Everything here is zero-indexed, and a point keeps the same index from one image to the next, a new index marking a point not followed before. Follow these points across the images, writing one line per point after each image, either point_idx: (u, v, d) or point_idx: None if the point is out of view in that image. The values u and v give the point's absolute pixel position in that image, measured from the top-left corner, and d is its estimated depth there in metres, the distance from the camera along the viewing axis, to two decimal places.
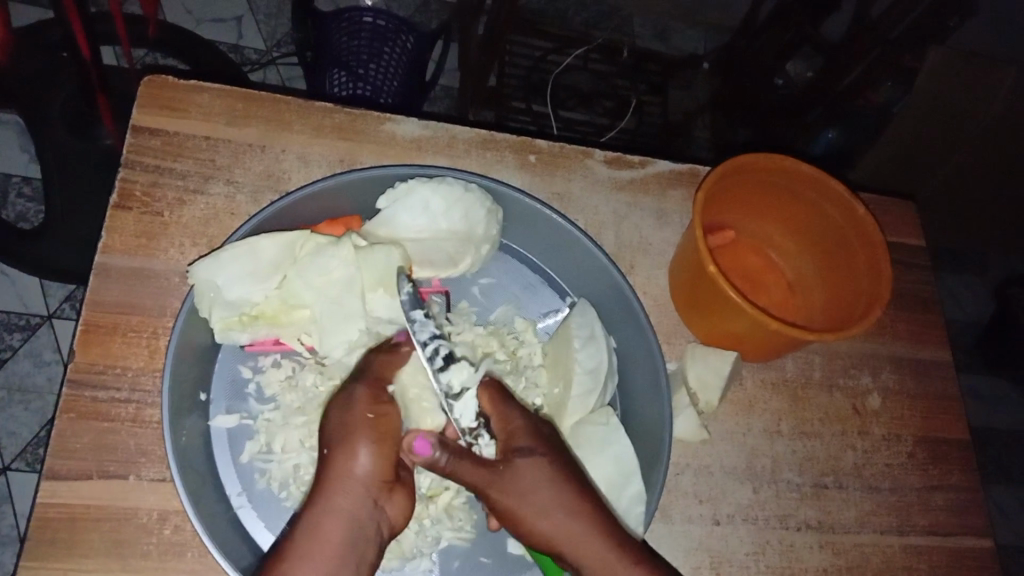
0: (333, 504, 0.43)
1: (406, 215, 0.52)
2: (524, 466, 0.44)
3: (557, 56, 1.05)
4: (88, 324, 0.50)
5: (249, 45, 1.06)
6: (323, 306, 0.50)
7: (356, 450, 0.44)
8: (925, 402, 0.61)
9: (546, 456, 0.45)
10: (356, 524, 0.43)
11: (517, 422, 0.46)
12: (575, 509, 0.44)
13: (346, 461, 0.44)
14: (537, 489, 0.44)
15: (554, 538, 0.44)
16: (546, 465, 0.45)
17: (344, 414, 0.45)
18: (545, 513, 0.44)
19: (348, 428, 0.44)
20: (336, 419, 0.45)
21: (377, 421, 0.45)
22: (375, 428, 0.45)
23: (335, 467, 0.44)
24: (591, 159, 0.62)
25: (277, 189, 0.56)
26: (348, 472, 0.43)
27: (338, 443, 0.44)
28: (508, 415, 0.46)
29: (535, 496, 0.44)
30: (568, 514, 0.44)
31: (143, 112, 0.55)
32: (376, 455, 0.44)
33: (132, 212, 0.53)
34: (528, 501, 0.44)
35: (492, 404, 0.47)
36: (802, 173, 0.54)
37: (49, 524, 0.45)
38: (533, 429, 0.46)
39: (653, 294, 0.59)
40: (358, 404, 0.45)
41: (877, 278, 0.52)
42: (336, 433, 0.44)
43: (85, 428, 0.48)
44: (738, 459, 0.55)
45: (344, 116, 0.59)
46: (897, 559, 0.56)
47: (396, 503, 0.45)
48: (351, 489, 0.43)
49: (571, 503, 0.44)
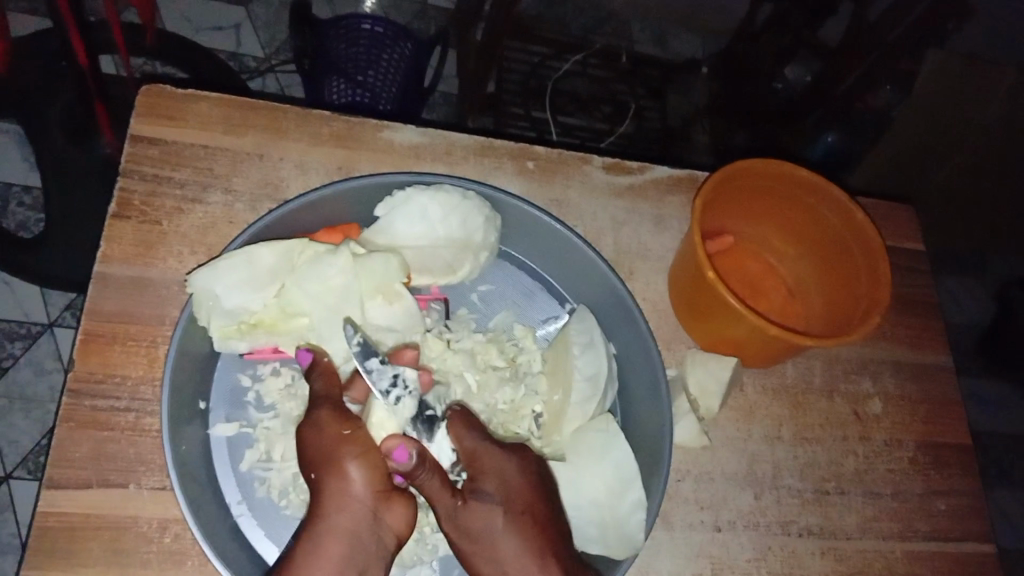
0: (328, 523, 0.42)
1: (405, 223, 0.52)
2: (480, 509, 0.44)
3: (556, 61, 1.06)
4: (88, 333, 0.50)
5: (247, 52, 1.06)
6: (320, 315, 0.50)
7: (345, 468, 0.43)
8: (926, 407, 0.61)
9: (503, 505, 0.44)
10: (355, 541, 0.42)
11: (483, 460, 0.45)
12: (523, 562, 0.43)
13: (336, 480, 0.42)
14: (494, 534, 0.43)
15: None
16: (499, 512, 0.44)
17: (323, 435, 0.43)
18: (493, 561, 0.43)
19: (331, 446, 0.43)
20: (315, 439, 0.44)
21: (354, 436, 0.44)
22: (358, 443, 0.43)
23: (325, 488, 0.43)
24: (589, 166, 0.62)
25: (276, 197, 0.56)
26: (337, 492, 0.42)
27: (325, 465, 0.43)
28: (474, 453, 0.45)
29: (488, 542, 0.43)
30: (514, 568, 0.43)
31: (141, 121, 0.55)
32: (365, 469, 0.43)
33: (130, 220, 0.53)
34: (478, 545, 0.43)
35: (461, 436, 0.46)
36: (799, 179, 0.54)
37: (49, 534, 0.45)
38: (498, 471, 0.45)
39: (652, 300, 0.59)
40: (333, 422, 0.44)
41: (876, 283, 0.52)
42: (320, 453, 0.43)
43: (85, 437, 0.47)
44: (738, 465, 0.55)
45: (342, 124, 0.59)
46: (899, 564, 0.56)
47: (396, 513, 0.43)
48: (346, 507, 0.42)
49: (520, 556, 0.43)
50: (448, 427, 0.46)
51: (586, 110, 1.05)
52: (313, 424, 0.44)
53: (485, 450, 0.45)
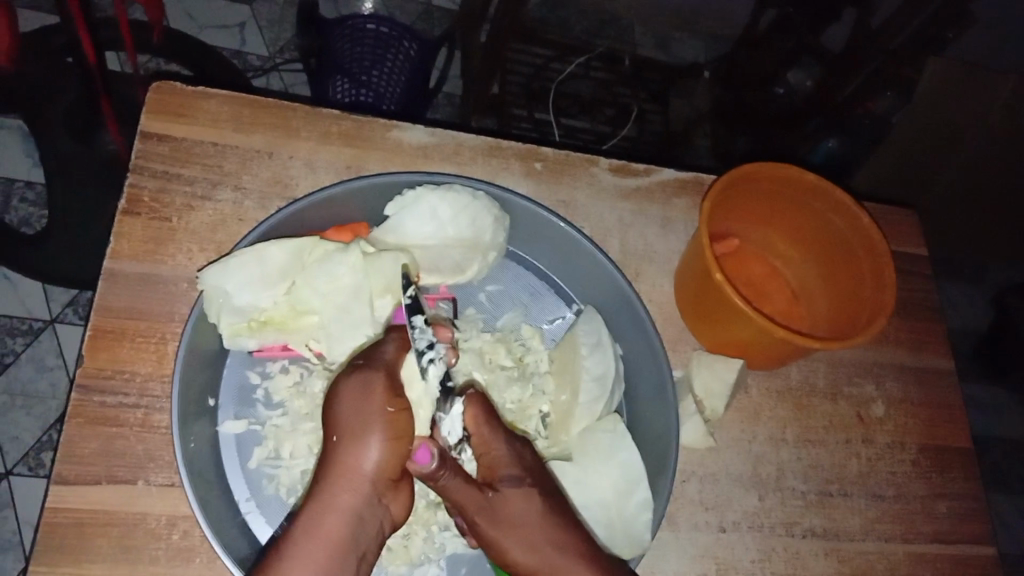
0: (337, 500, 0.42)
1: (414, 222, 0.53)
2: (513, 495, 0.43)
3: (559, 64, 1.07)
4: (96, 329, 0.50)
5: (251, 51, 1.06)
6: (331, 312, 0.50)
7: (366, 445, 0.42)
8: (929, 410, 0.61)
9: (533, 485, 0.44)
10: (358, 521, 0.42)
11: (501, 449, 0.44)
12: (560, 540, 0.43)
13: (354, 453, 0.42)
14: (533, 520, 0.43)
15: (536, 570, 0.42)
16: (532, 496, 0.43)
17: (360, 406, 0.43)
18: (532, 546, 0.42)
19: (364, 420, 0.43)
20: (352, 409, 0.43)
21: (396, 418, 0.43)
22: (392, 426, 0.43)
23: (341, 459, 0.42)
24: (596, 167, 0.62)
25: (285, 196, 0.56)
26: (354, 468, 0.42)
27: (349, 433, 0.43)
28: (490, 441, 0.45)
29: (524, 525, 0.42)
30: (552, 548, 0.43)
31: (151, 119, 0.55)
32: (386, 453, 0.43)
33: (140, 217, 0.53)
34: (512, 531, 0.42)
35: (478, 421, 0.45)
36: (806, 183, 0.54)
37: (57, 530, 0.45)
38: (519, 457, 0.45)
39: (659, 301, 0.60)
40: (380, 395, 0.44)
41: (881, 288, 0.52)
42: (349, 421, 0.43)
43: (94, 433, 0.47)
44: (743, 466, 0.56)
45: (351, 123, 0.59)
46: (902, 567, 0.56)
47: (399, 502, 0.44)
48: (356, 486, 0.42)
49: (556, 535, 0.43)
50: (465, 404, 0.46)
51: (589, 112, 1.05)
52: (359, 389, 0.44)
53: (501, 438, 0.45)
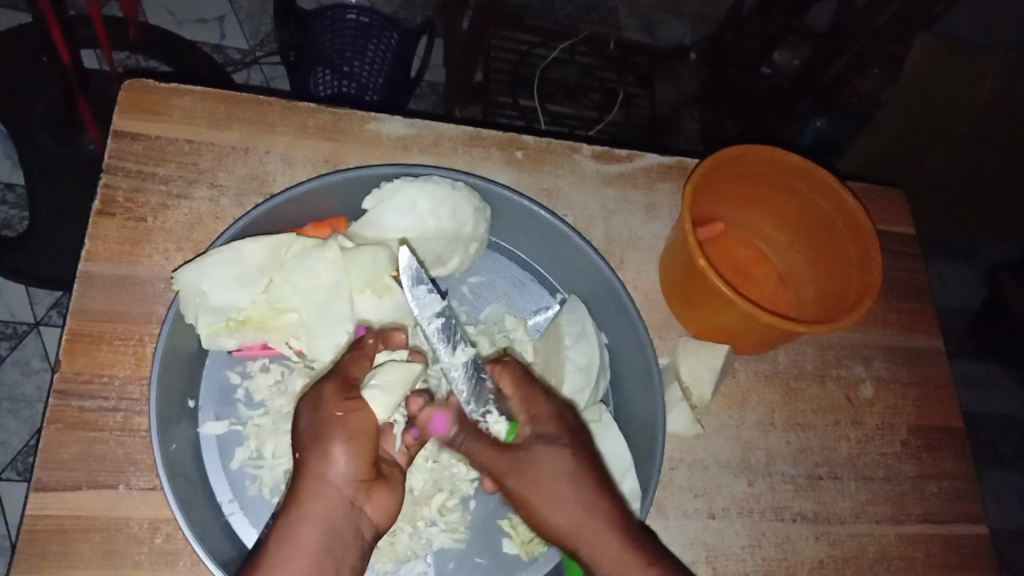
0: (307, 509, 0.41)
1: (393, 216, 0.52)
2: (548, 455, 0.44)
3: (543, 49, 1.05)
4: (73, 333, 0.49)
5: (231, 44, 1.05)
6: (309, 309, 0.49)
7: (328, 452, 0.42)
8: (918, 390, 0.61)
9: (570, 447, 0.44)
10: (332, 529, 0.41)
11: (544, 406, 0.45)
12: (590, 502, 0.43)
13: (317, 463, 0.42)
14: (561, 479, 0.43)
15: (569, 532, 0.43)
16: (567, 454, 0.44)
17: (317, 413, 0.43)
18: (562, 506, 0.43)
19: (324, 429, 0.42)
20: (311, 418, 0.43)
21: (349, 419, 0.43)
22: (347, 426, 0.42)
23: (307, 470, 0.42)
24: (578, 154, 0.62)
25: (262, 192, 0.55)
26: (319, 475, 0.41)
27: (309, 445, 0.42)
28: (533, 398, 0.45)
29: (555, 484, 0.43)
30: (582, 510, 0.43)
31: (123, 117, 0.54)
32: (350, 456, 0.42)
33: (115, 217, 0.52)
34: (545, 490, 0.43)
35: (519, 385, 0.46)
36: (789, 165, 0.54)
37: (37, 537, 0.45)
38: (557, 416, 0.45)
39: (644, 289, 0.59)
40: (332, 401, 0.43)
41: (868, 269, 0.52)
42: (307, 433, 0.43)
43: (72, 438, 0.47)
44: (731, 452, 0.55)
45: (328, 116, 0.58)
46: (892, 549, 0.56)
47: (377, 502, 0.43)
48: (325, 494, 0.41)
49: (587, 499, 0.43)
50: (498, 374, 0.46)
51: (576, 98, 1.04)
52: (312, 404, 0.43)
53: (544, 396, 0.46)
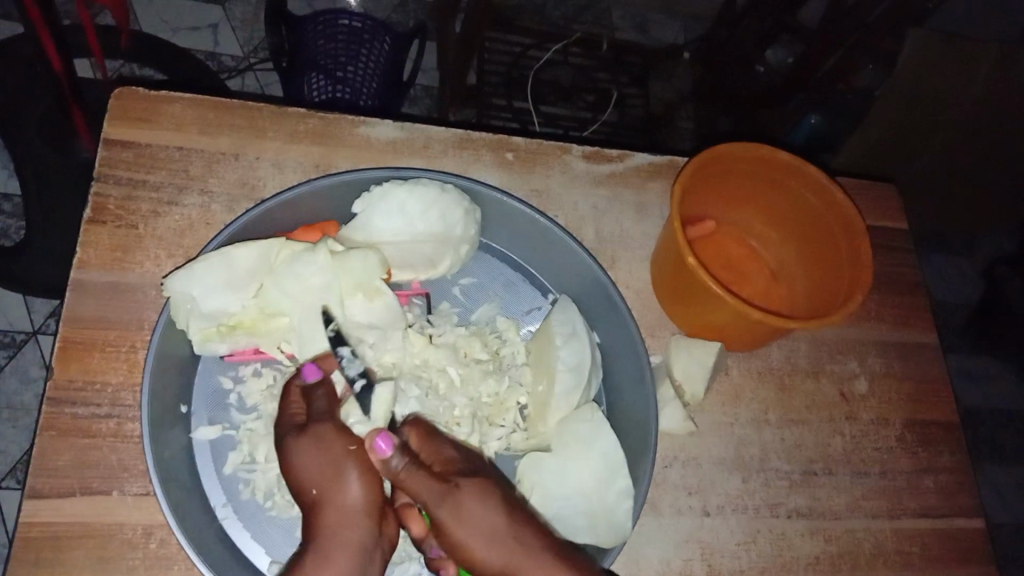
0: (338, 538, 0.42)
1: (383, 219, 0.52)
2: (470, 487, 0.43)
3: (537, 51, 1.05)
4: (65, 341, 0.49)
5: (225, 51, 1.06)
6: (300, 313, 0.49)
7: (345, 481, 0.44)
8: (912, 384, 0.61)
9: (491, 480, 0.44)
10: (363, 550, 0.43)
11: (452, 452, 0.46)
12: (517, 528, 0.42)
13: (337, 494, 0.44)
14: (491, 510, 0.42)
15: (499, 565, 0.42)
16: (491, 488, 0.43)
17: (326, 454, 0.44)
18: (489, 537, 0.42)
19: (338, 464, 0.44)
20: (322, 458, 0.44)
21: (359, 452, 0.45)
22: (360, 458, 0.45)
23: (329, 504, 0.43)
24: (568, 155, 0.62)
25: (252, 197, 0.55)
26: (343, 504, 0.43)
27: (327, 480, 0.44)
28: (440, 447, 0.46)
29: (478, 519, 0.42)
30: (513, 541, 0.42)
31: (114, 126, 0.55)
32: (367, 484, 0.44)
33: (106, 225, 0.53)
34: (476, 523, 0.42)
35: (424, 438, 0.46)
36: (779, 162, 0.54)
37: (31, 544, 0.45)
38: (469, 458, 0.46)
39: (636, 289, 0.59)
40: (339, 437, 0.45)
41: (858, 264, 0.52)
42: (320, 471, 0.44)
43: (64, 445, 0.47)
44: (726, 450, 0.55)
45: (318, 121, 0.58)
46: (889, 544, 0.56)
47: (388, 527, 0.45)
48: (354, 522, 0.43)
49: (515, 526, 0.42)
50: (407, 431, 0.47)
51: (568, 98, 1.05)
52: (315, 441, 0.45)
53: (452, 445, 0.46)
